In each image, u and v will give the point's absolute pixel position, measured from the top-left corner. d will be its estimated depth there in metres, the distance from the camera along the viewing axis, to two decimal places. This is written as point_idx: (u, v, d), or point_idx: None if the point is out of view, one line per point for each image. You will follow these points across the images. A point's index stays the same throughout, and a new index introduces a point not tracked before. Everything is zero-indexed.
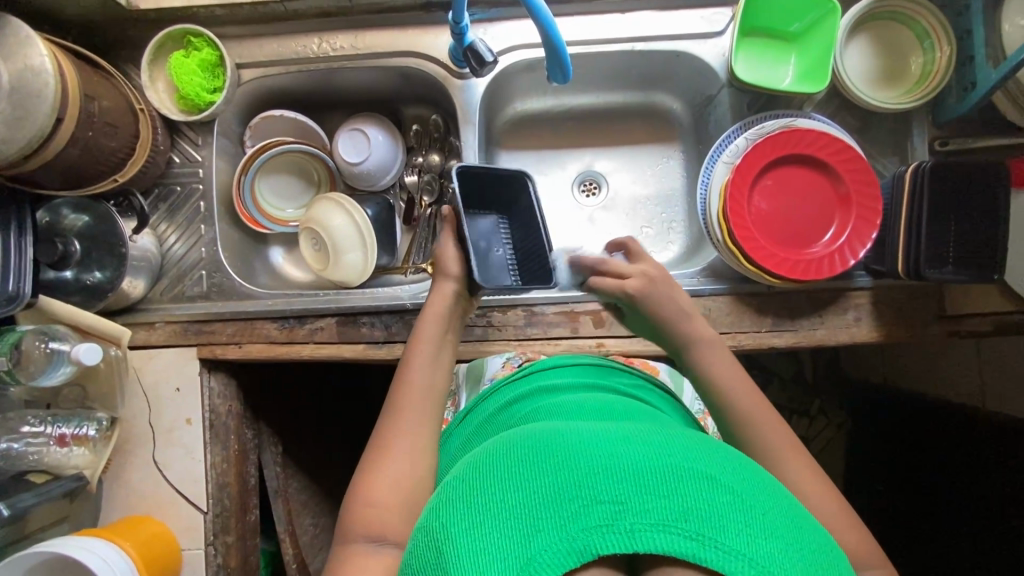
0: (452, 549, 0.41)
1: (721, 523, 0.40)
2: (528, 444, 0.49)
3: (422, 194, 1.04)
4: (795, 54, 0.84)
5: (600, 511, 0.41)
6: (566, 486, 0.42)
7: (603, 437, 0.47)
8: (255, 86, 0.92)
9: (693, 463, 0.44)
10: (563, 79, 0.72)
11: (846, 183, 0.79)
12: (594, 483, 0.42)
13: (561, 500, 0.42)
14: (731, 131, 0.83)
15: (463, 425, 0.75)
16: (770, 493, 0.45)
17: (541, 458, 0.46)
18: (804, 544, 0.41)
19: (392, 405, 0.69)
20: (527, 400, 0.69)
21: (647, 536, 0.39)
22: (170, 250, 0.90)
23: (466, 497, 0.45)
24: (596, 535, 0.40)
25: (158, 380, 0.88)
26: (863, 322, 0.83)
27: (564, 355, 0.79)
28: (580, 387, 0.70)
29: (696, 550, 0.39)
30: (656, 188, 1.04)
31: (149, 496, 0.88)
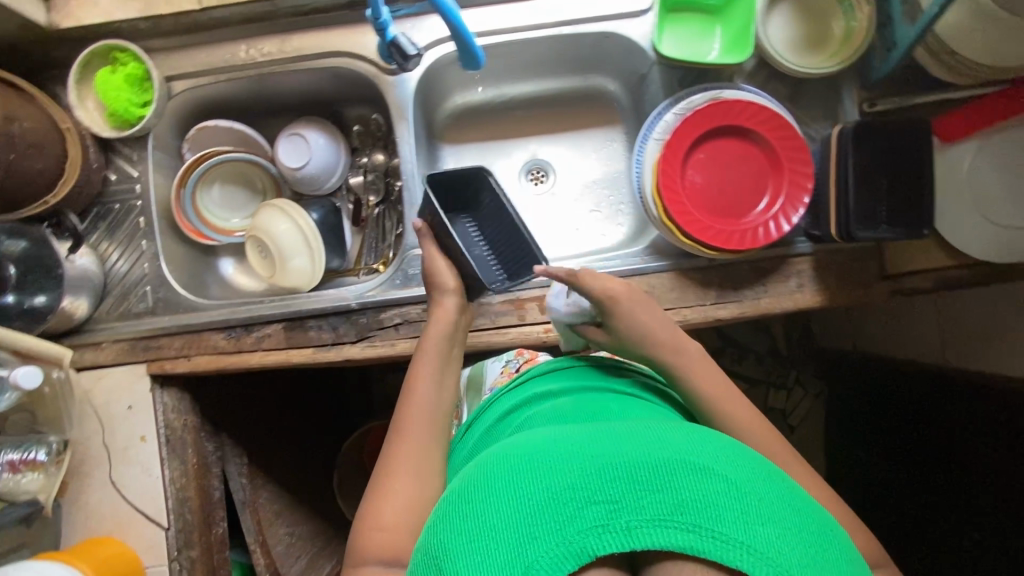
0: (457, 560, 0.44)
1: (713, 512, 0.42)
2: (522, 451, 0.51)
3: (369, 194, 1.03)
4: (721, 27, 0.85)
5: (594, 511, 0.43)
6: (561, 490, 0.45)
7: (594, 438, 0.50)
8: (187, 96, 0.91)
9: (685, 456, 0.46)
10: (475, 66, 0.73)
11: (777, 150, 0.79)
12: (588, 485, 0.45)
13: (557, 504, 0.44)
14: (661, 108, 0.83)
15: (468, 437, 0.75)
16: (763, 477, 0.47)
17: (535, 463, 0.48)
18: (800, 524, 0.44)
19: (398, 426, 0.70)
20: (520, 410, 0.70)
21: (645, 532, 0.42)
22: (113, 268, 0.89)
23: (466, 508, 0.47)
24: (593, 535, 0.42)
25: (109, 399, 0.88)
26: (806, 288, 0.83)
27: (563, 359, 0.79)
28: (573, 390, 0.70)
29: (693, 542, 0.41)
30: (603, 171, 1.04)
31: (108, 517, 0.87)
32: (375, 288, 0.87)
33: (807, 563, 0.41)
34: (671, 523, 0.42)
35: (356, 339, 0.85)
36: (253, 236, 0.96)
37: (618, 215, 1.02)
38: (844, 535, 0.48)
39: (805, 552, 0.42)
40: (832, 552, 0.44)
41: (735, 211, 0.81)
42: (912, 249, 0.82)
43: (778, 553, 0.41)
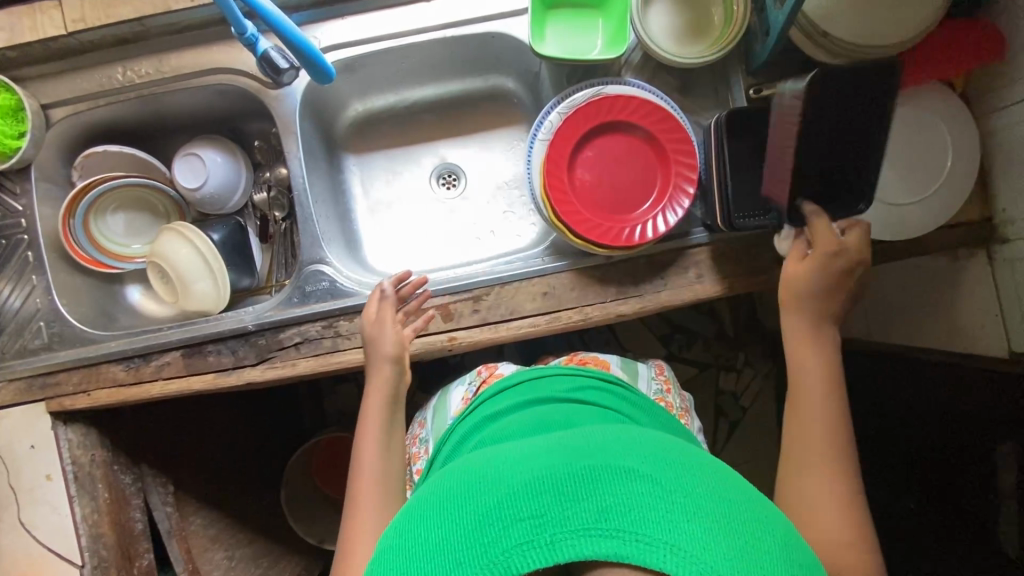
0: None
1: (634, 515, 0.46)
2: (461, 480, 0.55)
3: (274, 209, 1.01)
4: (602, 21, 0.84)
5: (521, 529, 0.47)
6: (489, 513, 0.49)
7: (525, 460, 0.54)
8: (69, 124, 0.89)
9: (609, 466, 0.50)
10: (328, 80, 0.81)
11: (663, 143, 0.79)
12: (517, 504, 0.49)
13: (487, 526, 0.48)
14: (548, 107, 0.82)
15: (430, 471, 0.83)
16: (690, 473, 0.51)
17: (470, 492, 0.52)
18: (727, 516, 0.47)
19: (353, 501, 0.74)
20: (475, 434, 0.79)
21: (569, 544, 0.45)
22: (6, 305, 0.87)
23: (408, 537, 0.52)
24: (519, 553, 0.46)
25: (11, 440, 0.86)
26: (704, 279, 0.83)
27: (506, 379, 0.88)
28: (519, 408, 0.79)
29: (615, 548, 0.44)
30: (513, 171, 1.03)
31: (21, 559, 0.86)
32: (275, 307, 0.86)
33: (732, 554, 0.44)
34: (595, 531, 0.45)
35: (256, 361, 0.84)
36: (155, 259, 0.94)
37: (530, 215, 1.01)
38: (784, 520, 0.51)
39: (728, 544, 0.44)
40: (761, 540, 0.46)
41: (626, 206, 0.80)
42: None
43: (701, 548, 0.43)
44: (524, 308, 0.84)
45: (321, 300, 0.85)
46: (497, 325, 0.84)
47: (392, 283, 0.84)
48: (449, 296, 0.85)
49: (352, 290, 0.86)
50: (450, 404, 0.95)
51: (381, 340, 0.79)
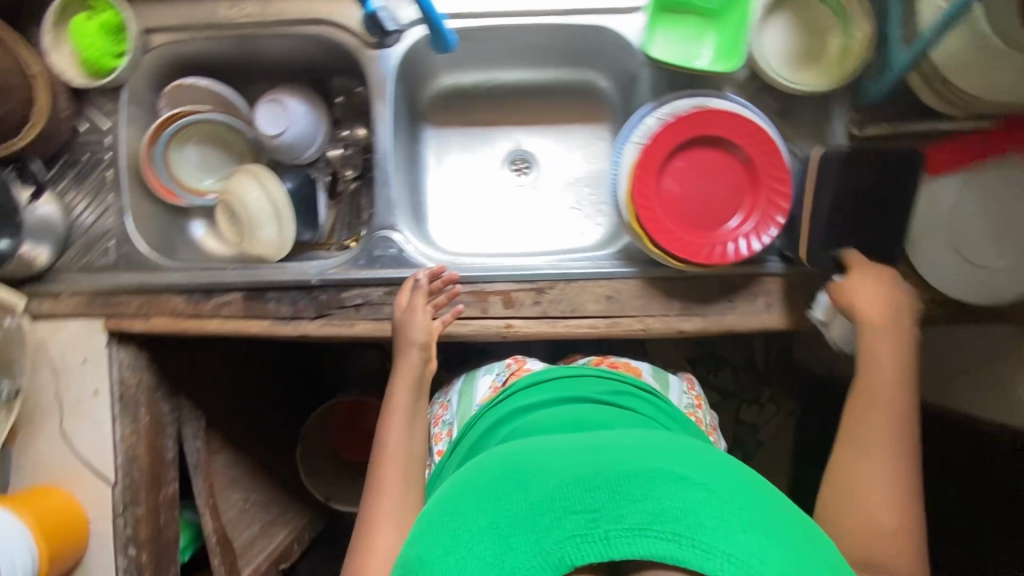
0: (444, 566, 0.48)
1: (688, 520, 0.47)
2: (509, 465, 0.56)
3: (347, 167, 1.02)
4: (714, 31, 0.82)
5: (574, 522, 0.48)
6: (541, 501, 0.50)
7: (574, 454, 0.55)
8: (166, 52, 0.89)
9: (661, 471, 0.52)
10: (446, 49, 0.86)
11: (758, 167, 0.78)
12: (570, 497, 0.50)
13: (538, 514, 0.49)
14: (644, 110, 0.81)
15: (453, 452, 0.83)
16: (738, 487, 0.52)
17: (520, 479, 0.53)
18: (776, 533, 0.48)
19: (374, 480, 0.77)
20: (508, 423, 0.79)
21: (623, 542, 0.46)
22: (79, 219, 0.88)
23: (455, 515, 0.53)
24: (571, 544, 0.47)
25: (66, 351, 0.87)
26: (772, 309, 0.82)
27: (543, 370, 0.87)
28: (555, 402, 0.79)
29: (670, 551, 0.45)
30: (588, 169, 1.02)
31: (57, 467, 0.88)
32: (339, 266, 0.86)
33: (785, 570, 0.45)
34: (650, 532, 0.46)
35: (314, 316, 0.85)
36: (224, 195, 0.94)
37: (597, 215, 1.00)
38: (828, 543, 0.52)
39: (781, 561, 0.46)
40: (810, 560, 0.48)
41: (708, 223, 0.79)
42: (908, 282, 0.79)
43: (756, 561, 0.45)
44: (586, 308, 0.83)
45: (386, 267, 0.86)
46: (556, 320, 0.84)
47: (427, 275, 0.84)
48: (512, 284, 0.85)
49: (418, 262, 0.86)
50: (475, 390, 0.91)
51: (411, 327, 0.81)
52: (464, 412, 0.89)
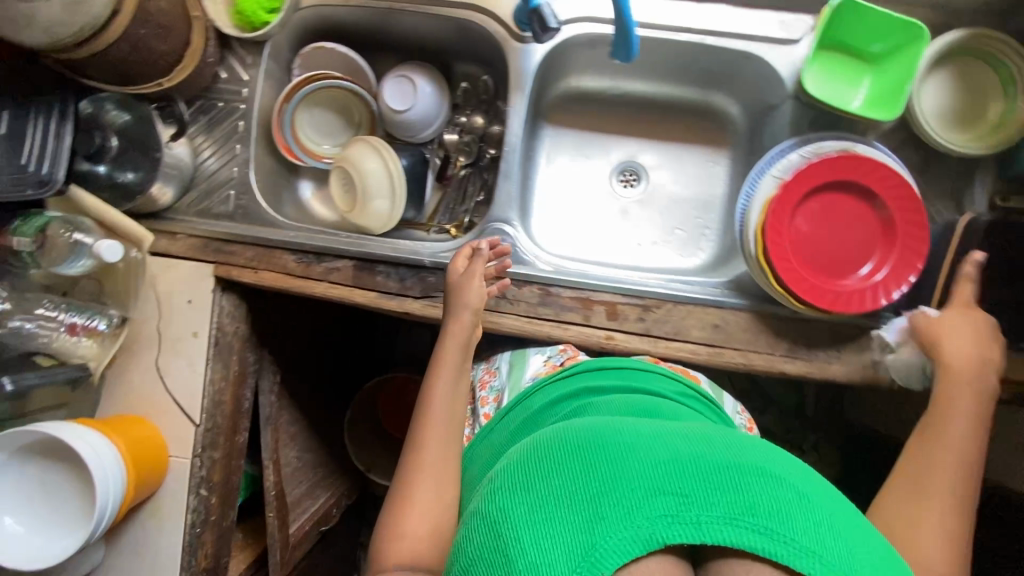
0: (523, 527, 0.45)
1: (781, 516, 0.44)
2: (584, 434, 0.52)
3: (460, 154, 1.02)
4: (870, 77, 0.80)
5: (665, 502, 0.45)
6: (627, 475, 0.46)
7: (657, 435, 0.51)
8: (312, 13, 0.90)
9: (751, 463, 0.48)
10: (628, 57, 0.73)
11: (895, 222, 0.76)
12: (658, 477, 0.46)
13: (627, 488, 0.46)
14: (785, 146, 0.80)
15: (499, 425, 0.75)
16: (823, 489, 0.49)
17: (599, 449, 0.50)
18: (868, 545, 0.46)
19: (415, 439, 0.73)
20: (570, 401, 0.70)
21: (714, 530, 0.43)
22: (204, 164, 0.90)
23: (532, 475, 0.49)
24: (661, 523, 0.44)
25: (172, 289, 0.88)
26: (879, 365, 0.81)
27: (608, 358, 0.78)
28: (620, 387, 0.71)
29: (764, 545, 0.43)
30: (697, 191, 1.01)
31: (146, 400, 0.90)
32: (451, 251, 0.87)
33: None
34: (743, 522, 0.44)
35: (420, 296, 0.86)
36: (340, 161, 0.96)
37: (700, 239, 1.00)
38: None
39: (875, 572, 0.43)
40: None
41: (834, 269, 0.78)
42: None
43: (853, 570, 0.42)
44: (690, 333, 0.82)
45: None
46: (658, 340, 0.82)
47: (487, 245, 0.84)
48: (618, 296, 0.84)
49: (528, 259, 0.87)
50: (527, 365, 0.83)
51: (468, 291, 0.79)
52: (514, 383, 0.81)
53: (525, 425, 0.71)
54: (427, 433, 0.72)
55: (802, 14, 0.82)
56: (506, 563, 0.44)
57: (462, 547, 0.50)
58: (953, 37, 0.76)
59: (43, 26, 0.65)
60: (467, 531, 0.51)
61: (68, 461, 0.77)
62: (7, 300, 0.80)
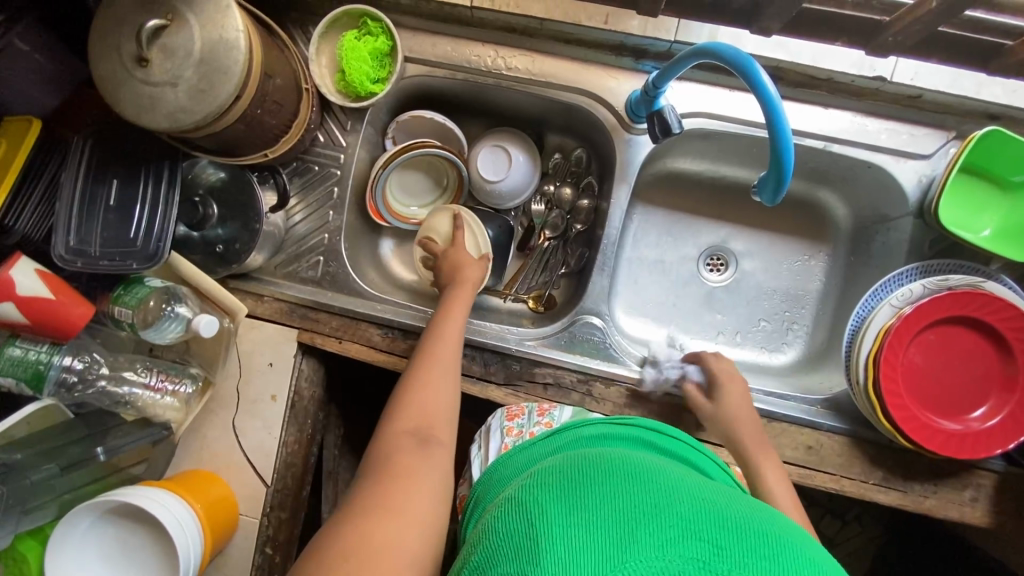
0: (549, 524, 0.42)
1: None
2: (630, 464, 0.49)
3: (546, 226, 1.00)
4: (1005, 206, 0.76)
5: (698, 545, 0.40)
6: (665, 511, 0.42)
7: (704, 491, 0.47)
8: (416, 82, 0.88)
9: (797, 547, 0.42)
10: (771, 198, 0.62)
11: (1015, 365, 0.73)
12: (697, 521, 0.42)
13: (664, 523, 0.41)
14: (904, 271, 0.76)
15: (542, 442, 0.67)
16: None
17: (641, 480, 0.46)
18: None
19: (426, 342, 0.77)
20: (624, 439, 0.64)
21: None
22: (294, 227, 0.89)
23: (567, 484, 0.46)
24: (694, 565, 0.39)
25: (255, 351, 0.88)
26: (978, 504, 0.78)
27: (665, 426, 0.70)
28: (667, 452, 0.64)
29: None
30: (788, 284, 0.97)
31: (220, 457, 0.89)
32: (537, 339, 0.85)
33: None
34: None
35: (502, 382, 0.84)
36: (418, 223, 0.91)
37: (786, 334, 0.96)
38: None
39: None
40: None
41: (945, 407, 0.74)
42: None
43: None
44: (783, 453, 0.79)
45: (587, 354, 0.84)
46: None
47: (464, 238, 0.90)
48: None
49: (616, 354, 0.85)
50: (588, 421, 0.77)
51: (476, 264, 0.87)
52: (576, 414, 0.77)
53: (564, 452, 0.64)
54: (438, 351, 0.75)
55: (935, 130, 0.78)
56: (525, 551, 0.41)
57: (480, 537, 0.47)
58: None
59: (169, 110, 0.64)
60: (495, 515, 0.48)
61: (149, 526, 0.78)
62: (103, 364, 0.81)
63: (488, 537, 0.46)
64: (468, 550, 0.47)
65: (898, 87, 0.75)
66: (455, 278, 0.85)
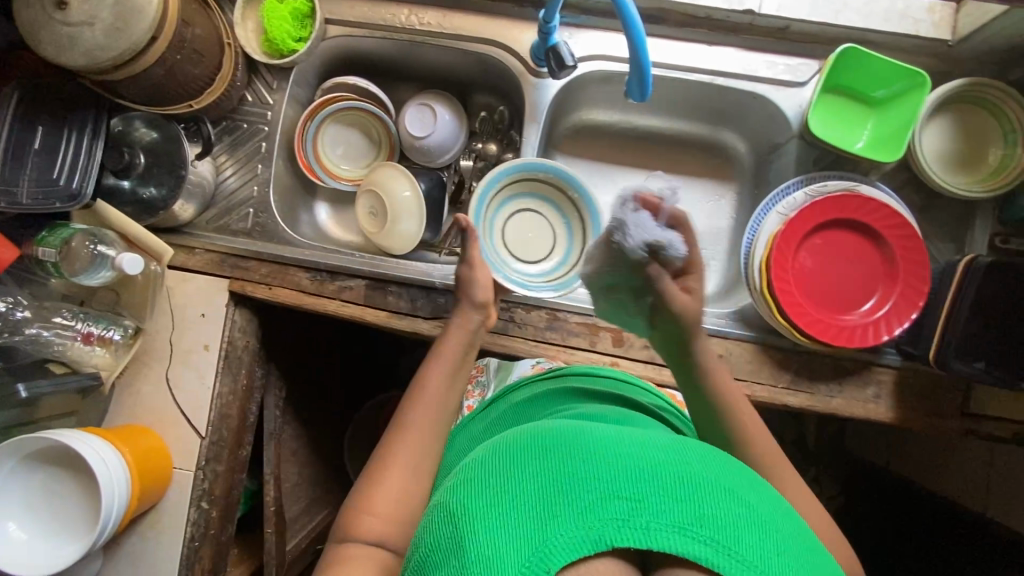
0: (476, 527, 0.42)
1: (730, 530, 0.41)
2: (551, 434, 0.49)
3: (473, 180, 1.04)
4: (873, 120, 0.84)
5: (619, 506, 0.42)
6: (584, 478, 0.43)
7: (624, 441, 0.48)
8: (339, 43, 0.94)
9: (710, 478, 0.45)
10: (640, 97, 0.70)
11: (895, 259, 0.78)
12: (615, 479, 0.43)
13: (583, 491, 0.43)
14: (790, 183, 0.83)
15: (480, 417, 0.75)
16: (783, 518, 0.46)
17: (560, 449, 0.47)
18: (814, 562, 0.44)
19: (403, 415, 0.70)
20: (553, 398, 0.70)
21: (664, 535, 0.41)
22: (224, 182, 0.93)
23: (487, 475, 0.46)
24: (613, 525, 0.41)
25: (186, 303, 0.90)
26: (881, 400, 0.82)
27: (589, 367, 0.79)
28: (603, 397, 0.70)
29: (709, 555, 0.40)
30: (703, 223, 1.02)
31: (152, 411, 0.90)
32: None
33: None
34: (690, 531, 0.41)
35: (429, 316, 0.87)
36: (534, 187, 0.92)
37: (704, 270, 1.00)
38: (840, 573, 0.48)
39: None
40: None
41: (837, 305, 0.80)
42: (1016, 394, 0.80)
43: None
44: None
45: None
46: (662, 368, 0.84)
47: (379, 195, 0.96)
48: None
49: None
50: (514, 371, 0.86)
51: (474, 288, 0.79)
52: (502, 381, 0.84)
53: (499, 420, 0.72)
54: (415, 412, 0.70)
55: (809, 58, 0.85)
56: (458, 557, 0.41)
57: (418, 541, 0.48)
58: (954, 84, 0.78)
59: (86, 48, 0.68)
60: (427, 519, 0.48)
61: (74, 470, 0.78)
62: (26, 308, 0.82)
63: (424, 544, 0.46)
64: (410, 555, 0.48)
65: (767, 18, 0.83)
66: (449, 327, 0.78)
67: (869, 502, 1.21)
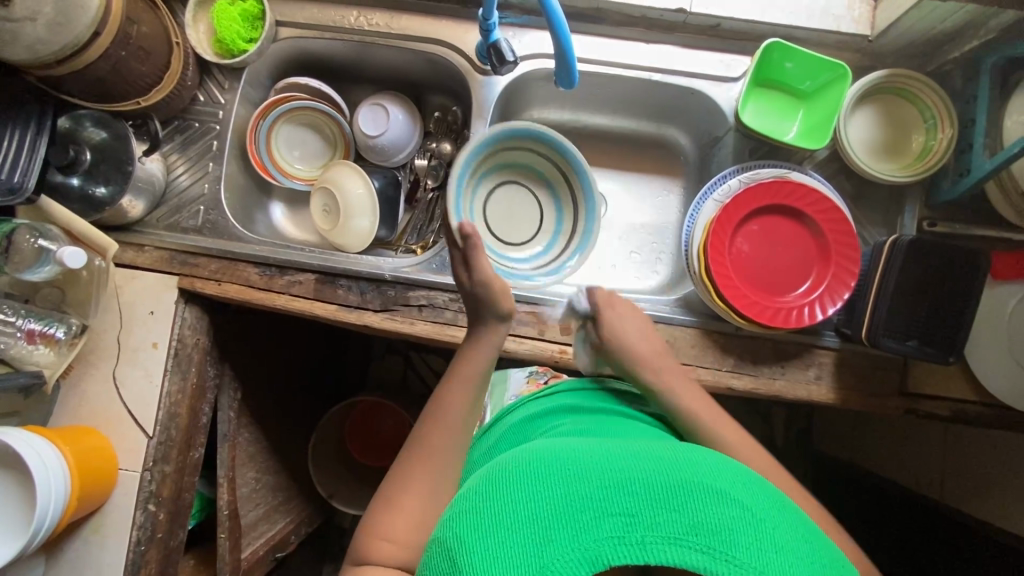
0: (472, 560, 0.42)
1: (725, 534, 0.41)
2: (541, 454, 0.49)
3: (428, 178, 1.06)
4: (802, 112, 0.88)
5: (612, 523, 0.42)
6: (576, 499, 0.44)
7: (614, 453, 0.48)
8: (290, 45, 0.96)
9: (704, 481, 0.45)
10: (569, 86, 0.77)
11: (828, 241, 0.81)
12: (605, 497, 0.44)
13: (575, 512, 0.43)
14: (727, 172, 0.86)
15: (485, 439, 0.77)
16: (781, 513, 0.46)
17: (551, 470, 0.47)
18: (814, 556, 0.43)
19: (418, 441, 0.68)
20: (547, 418, 0.72)
21: (658, 548, 0.41)
22: (176, 180, 0.93)
23: (481, 504, 0.46)
24: (608, 544, 0.41)
25: (135, 300, 0.89)
26: (822, 382, 0.84)
27: (576, 382, 0.80)
28: (594, 411, 0.72)
29: (706, 563, 0.40)
30: (653, 217, 1.04)
31: (98, 411, 0.88)
32: (412, 266, 0.90)
33: None
34: (684, 541, 0.41)
35: (379, 308, 0.88)
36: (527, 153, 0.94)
37: (655, 262, 1.02)
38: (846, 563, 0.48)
39: None
40: None
41: (775, 288, 0.83)
42: (951, 369, 0.82)
43: None
44: None
45: None
46: (610, 354, 0.85)
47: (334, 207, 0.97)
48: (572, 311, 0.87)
49: None
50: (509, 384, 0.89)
51: (494, 296, 0.74)
52: (497, 401, 0.87)
53: (502, 441, 0.74)
54: (431, 438, 0.67)
55: (740, 55, 0.89)
56: None
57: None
58: (873, 76, 0.82)
59: (27, 43, 0.69)
60: (428, 553, 0.48)
61: (13, 468, 0.77)
62: None
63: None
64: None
65: (698, 16, 0.87)
66: (466, 347, 0.75)
67: (832, 495, 1.21)
